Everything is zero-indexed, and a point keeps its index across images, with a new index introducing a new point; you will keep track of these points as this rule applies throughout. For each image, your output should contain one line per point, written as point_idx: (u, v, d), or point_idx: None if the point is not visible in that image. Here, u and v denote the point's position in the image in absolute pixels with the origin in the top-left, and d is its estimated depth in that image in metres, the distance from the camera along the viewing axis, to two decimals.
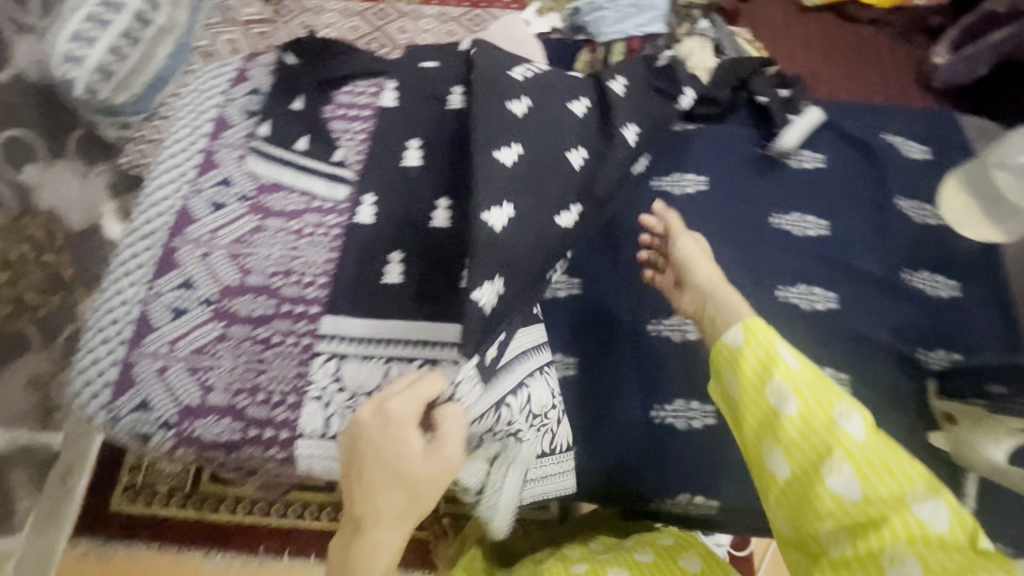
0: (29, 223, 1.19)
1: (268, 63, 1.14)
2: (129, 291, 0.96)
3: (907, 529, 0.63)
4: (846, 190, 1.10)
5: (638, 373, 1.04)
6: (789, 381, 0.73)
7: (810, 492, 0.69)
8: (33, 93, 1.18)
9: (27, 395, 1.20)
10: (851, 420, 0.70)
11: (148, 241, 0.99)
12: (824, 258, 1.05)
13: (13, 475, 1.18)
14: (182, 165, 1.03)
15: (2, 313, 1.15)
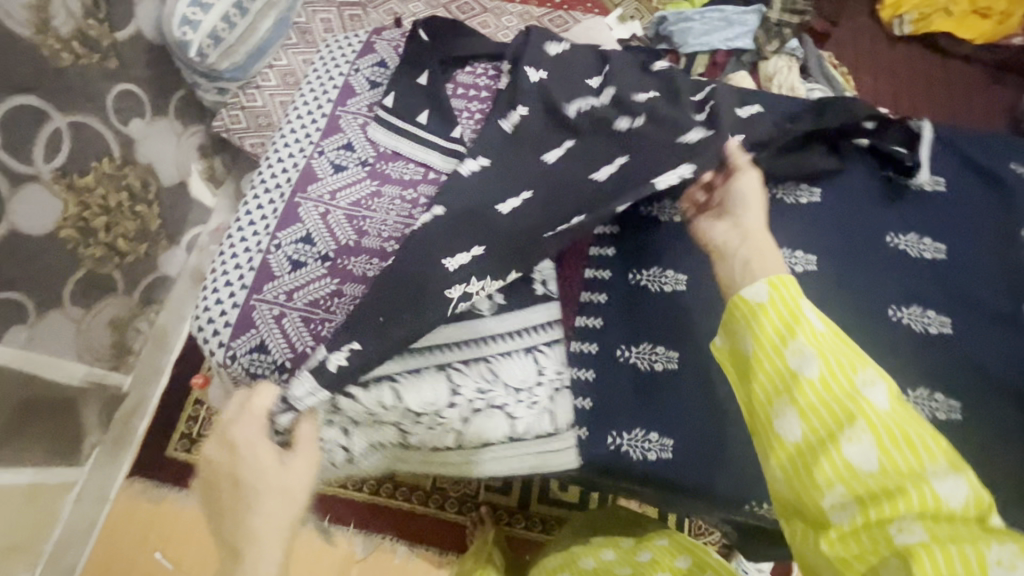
0: (129, 172, 1.24)
1: (391, 38, 1.19)
2: (253, 239, 0.99)
3: (921, 501, 0.52)
4: (966, 211, 0.93)
5: None
6: (814, 342, 0.61)
7: (817, 456, 0.57)
8: (148, 52, 1.24)
9: (106, 336, 1.27)
10: (942, 480, 0.52)
11: (275, 193, 1.02)
12: (941, 281, 0.89)
13: (87, 409, 1.24)
14: (309, 127, 1.08)
15: (96, 256, 1.20)
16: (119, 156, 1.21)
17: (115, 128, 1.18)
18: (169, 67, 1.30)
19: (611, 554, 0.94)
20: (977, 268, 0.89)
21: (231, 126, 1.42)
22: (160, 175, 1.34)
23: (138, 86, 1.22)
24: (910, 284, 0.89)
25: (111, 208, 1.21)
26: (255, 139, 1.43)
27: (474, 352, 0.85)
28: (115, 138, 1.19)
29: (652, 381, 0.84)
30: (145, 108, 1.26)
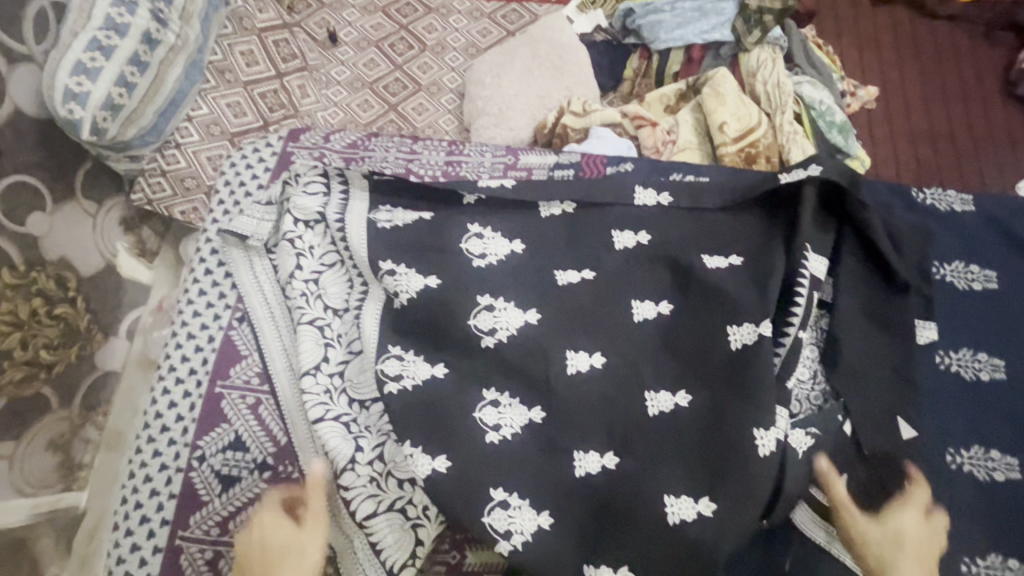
0: (39, 275, 1.07)
1: (313, 140, 0.95)
2: (169, 453, 0.78)
3: None
4: (1014, 296, 0.81)
5: (695, 442, 0.64)
6: None
7: None
8: (35, 131, 1.05)
9: (49, 457, 1.13)
10: None
11: (188, 388, 0.80)
12: (1003, 409, 0.74)
13: (41, 542, 1.12)
14: (223, 289, 0.85)
15: (17, 378, 1.04)
16: (22, 262, 1.03)
17: (9, 232, 1.00)
18: (65, 141, 1.11)
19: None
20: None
21: (154, 196, 1.23)
22: (78, 266, 1.16)
23: (29, 174, 1.04)
24: (965, 410, 0.74)
25: (24, 321, 1.04)
26: (184, 207, 1.24)
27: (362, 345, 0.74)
28: (12, 242, 1.01)
29: (674, 438, 0.65)
30: (44, 197, 1.07)
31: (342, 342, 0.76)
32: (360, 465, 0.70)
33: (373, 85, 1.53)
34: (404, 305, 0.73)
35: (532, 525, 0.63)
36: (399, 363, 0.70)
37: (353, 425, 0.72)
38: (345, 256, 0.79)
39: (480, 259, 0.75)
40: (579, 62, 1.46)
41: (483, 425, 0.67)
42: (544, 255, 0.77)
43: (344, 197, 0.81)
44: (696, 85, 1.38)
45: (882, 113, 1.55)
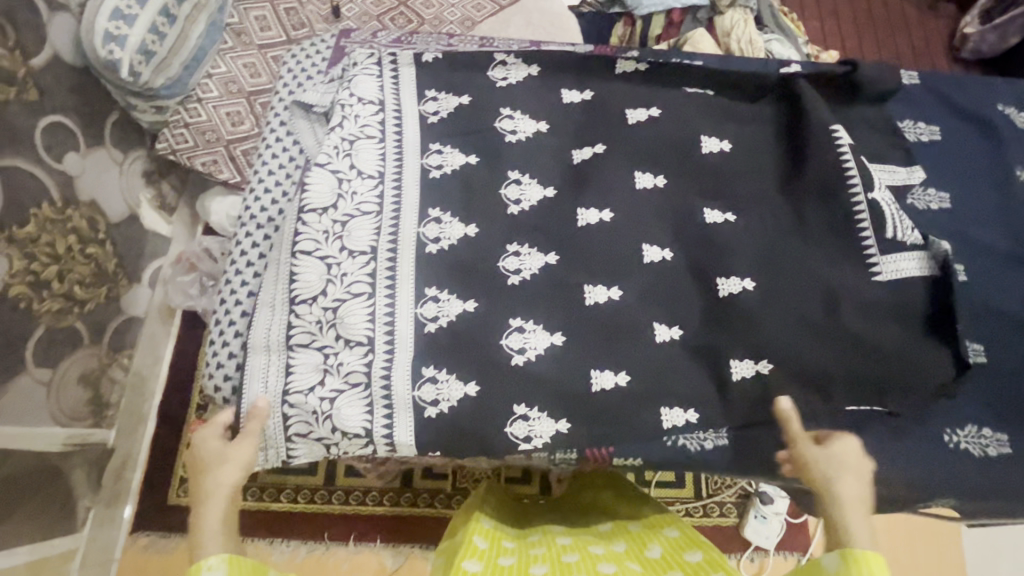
0: (73, 213, 1.12)
1: (363, 38, 1.05)
2: (252, 284, 0.88)
3: None
4: (964, 169, 0.95)
5: (703, 250, 0.79)
6: None
7: None
8: (71, 76, 1.11)
9: (81, 391, 1.18)
10: None
11: (267, 232, 0.91)
12: (951, 231, 0.90)
13: (74, 474, 1.16)
14: (294, 153, 0.95)
15: (53, 310, 1.09)
16: (59, 198, 1.09)
17: (48, 167, 1.06)
18: (97, 90, 1.18)
19: (611, 569, 0.82)
20: (972, 190, 0.94)
21: (176, 146, 1.32)
22: (107, 210, 1.22)
23: (66, 115, 1.10)
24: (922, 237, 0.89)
25: (60, 255, 1.10)
26: (205, 158, 1.35)
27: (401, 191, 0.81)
28: (50, 178, 1.07)
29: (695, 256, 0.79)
30: (78, 139, 1.13)
31: (353, 198, 0.80)
32: (320, 304, 0.76)
33: None
34: (444, 174, 0.84)
35: (547, 343, 0.76)
36: (438, 227, 0.80)
37: (336, 267, 0.77)
38: (387, 125, 0.86)
39: (512, 135, 0.86)
40: (570, 27, 1.59)
41: (506, 270, 0.79)
42: (559, 147, 0.86)
43: (395, 74, 0.90)
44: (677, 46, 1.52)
45: None
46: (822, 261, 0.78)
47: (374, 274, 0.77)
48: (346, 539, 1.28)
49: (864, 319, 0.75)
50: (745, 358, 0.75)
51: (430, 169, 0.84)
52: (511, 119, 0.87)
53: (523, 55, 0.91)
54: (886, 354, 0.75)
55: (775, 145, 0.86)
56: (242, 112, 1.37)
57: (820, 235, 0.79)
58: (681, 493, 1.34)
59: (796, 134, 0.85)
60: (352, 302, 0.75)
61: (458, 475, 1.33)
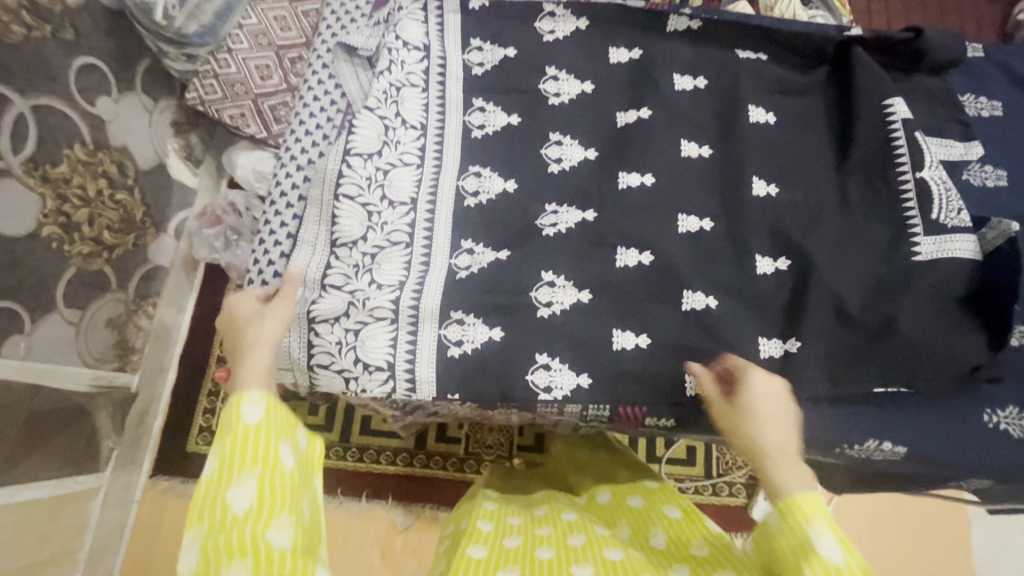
0: (103, 158, 1.13)
1: None
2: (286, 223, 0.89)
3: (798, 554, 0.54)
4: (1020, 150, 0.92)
5: (747, 217, 0.79)
6: (838, 544, 0.53)
7: (796, 552, 0.55)
8: (104, 17, 1.10)
9: (108, 335, 1.20)
10: (826, 538, 0.54)
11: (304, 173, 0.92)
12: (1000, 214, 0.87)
13: (100, 415, 1.18)
14: (334, 96, 0.96)
15: (83, 252, 1.10)
16: (91, 141, 1.09)
17: (81, 110, 1.06)
18: (129, 34, 1.17)
19: (618, 554, 0.78)
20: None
21: (206, 97, 1.31)
22: (136, 157, 1.22)
23: (99, 58, 1.10)
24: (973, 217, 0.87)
25: (91, 199, 1.10)
26: (233, 111, 1.34)
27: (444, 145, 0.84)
28: (83, 121, 1.07)
29: (739, 222, 0.79)
30: (109, 83, 1.13)
31: (397, 148, 0.82)
32: (360, 248, 0.79)
33: None
34: (487, 135, 0.85)
35: (573, 299, 0.77)
36: (477, 180, 0.82)
37: (377, 216, 0.80)
38: (431, 77, 0.87)
39: (555, 97, 0.86)
40: None
41: (542, 224, 0.80)
42: (598, 109, 0.85)
43: (441, 20, 0.89)
44: None
45: None
46: (864, 236, 0.78)
47: (414, 224, 0.80)
48: (359, 496, 1.31)
49: (916, 321, 0.74)
50: (774, 337, 0.76)
51: (472, 129, 0.85)
52: (555, 79, 0.87)
53: (573, 7, 0.89)
54: (930, 337, 0.74)
55: (820, 120, 0.85)
56: (271, 65, 1.36)
57: (866, 212, 0.79)
58: (692, 470, 1.34)
59: (847, 109, 0.84)
60: (392, 250, 0.79)
61: (470, 440, 1.35)
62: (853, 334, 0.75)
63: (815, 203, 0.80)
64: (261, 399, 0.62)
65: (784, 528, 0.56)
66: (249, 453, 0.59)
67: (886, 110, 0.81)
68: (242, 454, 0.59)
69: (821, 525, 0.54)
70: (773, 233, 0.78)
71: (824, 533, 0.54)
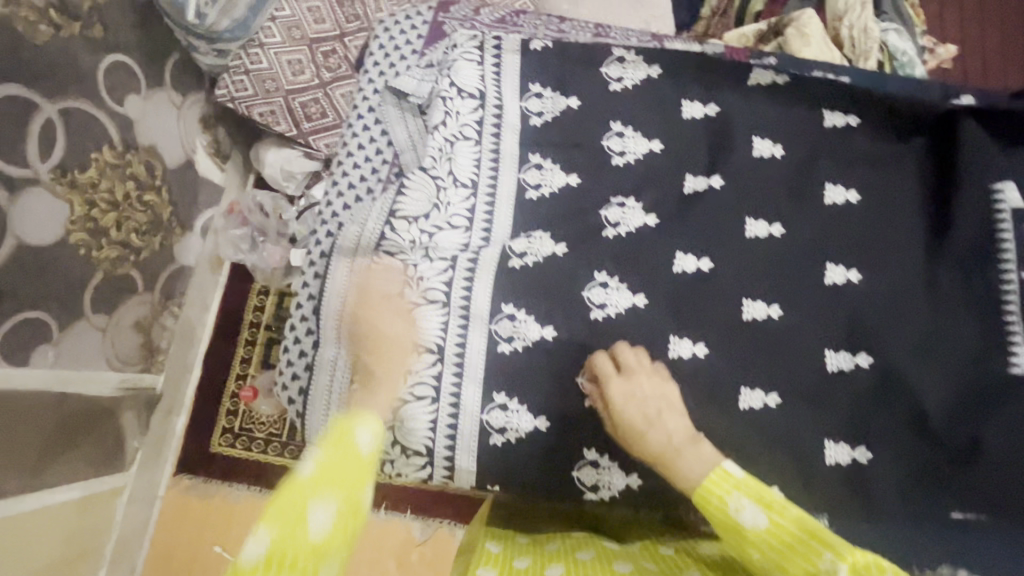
0: (132, 159, 1.09)
1: (461, 13, 1.06)
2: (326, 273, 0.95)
3: (741, 538, 0.57)
4: None
5: (821, 306, 0.80)
6: (757, 504, 0.57)
7: (737, 539, 0.57)
8: (133, 10, 1.05)
9: (134, 339, 1.19)
10: (748, 506, 0.57)
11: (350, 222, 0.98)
12: None
13: (126, 417, 1.18)
14: (381, 144, 1.00)
15: (110, 257, 1.08)
16: (119, 142, 1.05)
17: (109, 110, 1.02)
18: (159, 27, 1.12)
19: None
20: None
21: (236, 94, 1.27)
22: (164, 155, 1.18)
23: (129, 55, 1.05)
24: None
25: (119, 202, 1.07)
26: (264, 108, 1.30)
27: (489, 201, 0.87)
28: (111, 121, 1.03)
29: (818, 307, 0.81)
30: (139, 80, 1.09)
31: (446, 210, 0.86)
32: (394, 304, 0.82)
33: None
34: (541, 196, 0.88)
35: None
36: (526, 241, 0.85)
37: (414, 269, 0.83)
38: (485, 129, 0.89)
39: (620, 157, 0.88)
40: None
41: (591, 303, 0.83)
42: None
43: (497, 61, 0.91)
44: (776, 27, 1.37)
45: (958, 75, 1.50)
46: (943, 334, 0.77)
47: (450, 283, 0.83)
48: (377, 508, 1.31)
49: (1009, 440, 0.72)
50: (842, 443, 0.77)
51: (527, 188, 0.88)
52: (621, 136, 0.88)
53: (642, 54, 0.91)
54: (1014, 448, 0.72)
55: (906, 204, 0.83)
56: (304, 60, 1.30)
57: (954, 306, 0.78)
58: None
59: (943, 196, 0.81)
60: (427, 308, 0.82)
61: None
62: (937, 451, 0.75)
63: (904, 296, 0.79)
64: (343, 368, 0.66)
65: (710, 514, 0.60)
66: None
67: (994, 197, 0.78)
68: None
69: (738, 496, 0.58)
70: (847, 324, 0.79)
71: (741, 504, 0.57)
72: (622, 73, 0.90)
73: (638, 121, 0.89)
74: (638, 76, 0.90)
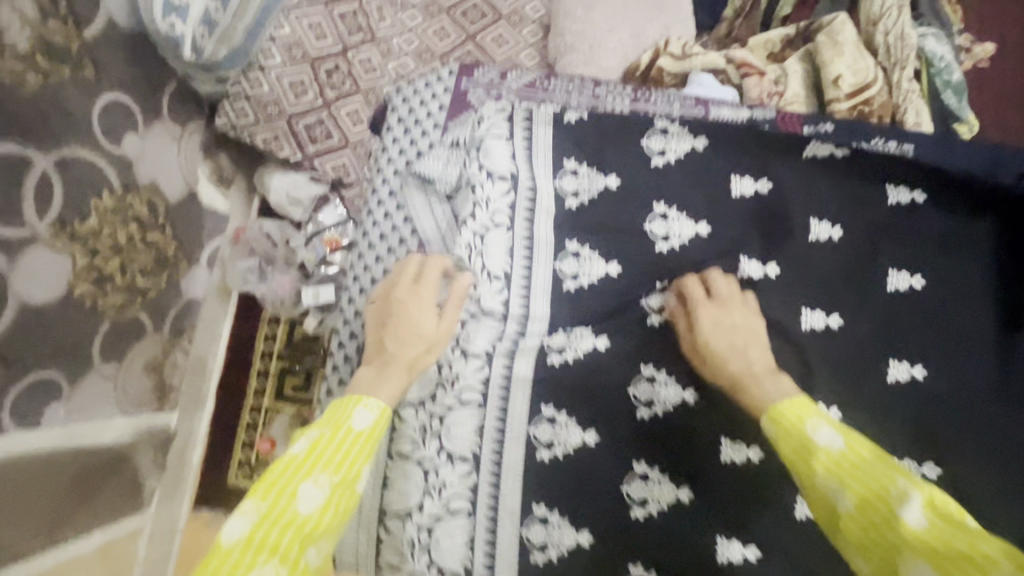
0: (133, 201, 1.04)
1: (484, 77, 1.03)
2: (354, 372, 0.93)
3: (821, 458, 0.59)
4: None
5: (889, 410, 0.79)
6: (837, 432, 0.60)
7: (810, 463, 0.59)
8: (125, 43, 0.99)
9: (146, 380, 1.16)
10: (823, 428, 0.60)
11: None
12: None
13: (142, 459, 1.17)
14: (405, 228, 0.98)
15: (117, 303, 1.05)
16: (119, 185, 1.01)
17: (107, 153, 0.97)
18: (153, 59, 1.06)
19: None
20: None
21: (237, 122, 1.23)
22: (166, 191, 1.14)
23: (124, 92, 0.99)
24: None
25: (123, 246, 1.03)
26: (266, 134, 1.24)
27: (523, 292, 0.86)
28: (110, 165, 0.98)
29: (885, 409, 0.79)
30: (136, 117, 1.03)
31: (478, 303, 0.86)
32: (427, 407, 0.84)
33: (451, 9, 1.40)
34: (580, 286, 0.86)
35: (670, 496, 0.79)
36: (564, 337, 0.85)
37: (448, 369, 0.84)
38: (518, 213, 0.88)
39: (664, 241, 0.87)
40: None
41: (637, 400, 0.82)
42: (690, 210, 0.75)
43: (529, 135, 0.91)
44: (808, 31, 1.30)
45: (998, 75, 1.41)
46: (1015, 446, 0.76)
47: (486, 382, 0.83)
48: None
49: None
50: None
51: (564, 278, 0.87)
52: (668, 219, 0.87)
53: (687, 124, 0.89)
54: None
55: (974, 300, 0.82)
56: (306, 81, 1.26)
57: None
58: None
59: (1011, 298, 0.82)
60: (463, 410, 0.82)
61: None
62: None
63: (967, 407, 0.78)
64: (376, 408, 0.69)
65: (780, 439, 0.63)
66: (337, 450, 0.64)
67: None
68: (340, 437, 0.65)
69: (812, 421, 0.62)
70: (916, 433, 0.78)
71: (818, 425, 0.61)
72: (670, 146, 0.89)
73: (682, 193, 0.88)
74: (683, 148, 0.89)
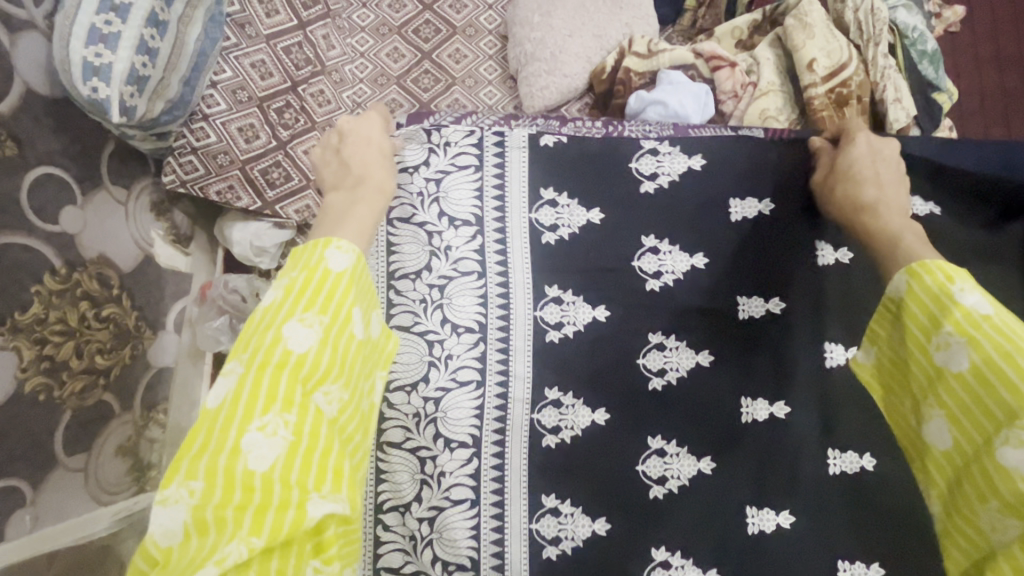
0: (80, 277, 0.96)
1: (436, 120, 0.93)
2: None
3: (927, 369, 0.56)
4: None
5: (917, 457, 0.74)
6: (963, 333, 0.52)
7: (926, 375, 0.56)
8: (50, 112, 0.92)
9: (121, 463, 1.09)
10: (971, 300, 0.53)
11: None
12: None
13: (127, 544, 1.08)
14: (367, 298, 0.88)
15: (77, 389, 0.97)
16: (62, 264, 0.93)
17: (42, 233, 0.89)
18: (82, 124, 0.99)
19: None
20: None
21: (186, 176, 1.14)
22: (118, 260, 1.06)
23: (53, 165, 0.92)
24: None
25: (74, 328, 0.95)
26: (220, 185, 1.16)
27: (505, 349, 0.81)
28: (48, 245, 0.90)
29: None
30: (72, 190, 0.96)
31: (448, 366, 0.80)
32: (414, 513, 0.78)
33: (402, 29, 1.34)
34: (564, 335, 0.83)
35: None
36: (557, 412, 0.81)
37: (433, 464, 0.78)
38: (487, 255, 0.84)
39: (655, 279, 0.84)
40: None
41: (648, 478, 0.78)
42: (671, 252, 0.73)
43: (489, 176, 0.85)
44: (774, 16, 1.26)
45: (970, 38, 1.37)
46: None
47: (477, 475, 0.78)
48: None
49: None
50: None
51: (547, 328, 0.82)
52: (663, 256, 0.84)
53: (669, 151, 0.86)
54: None
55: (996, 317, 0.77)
56: (256, 124, 1.17)
57: None
58: None
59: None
60: (456, 509, 0.77)
61: None
62: None
63: None
64: (350, 250, 0.60)
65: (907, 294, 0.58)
66: (318, 302, 0.56)
67: None
68: (305, 296, 0.56)
69: (962, 284, 0.54)
70: None
71: (966, 293, 0.53)
72: (655, 177, 0.86)
73: (666, 215, 0.85)
74: (667, 176, 0.86)
